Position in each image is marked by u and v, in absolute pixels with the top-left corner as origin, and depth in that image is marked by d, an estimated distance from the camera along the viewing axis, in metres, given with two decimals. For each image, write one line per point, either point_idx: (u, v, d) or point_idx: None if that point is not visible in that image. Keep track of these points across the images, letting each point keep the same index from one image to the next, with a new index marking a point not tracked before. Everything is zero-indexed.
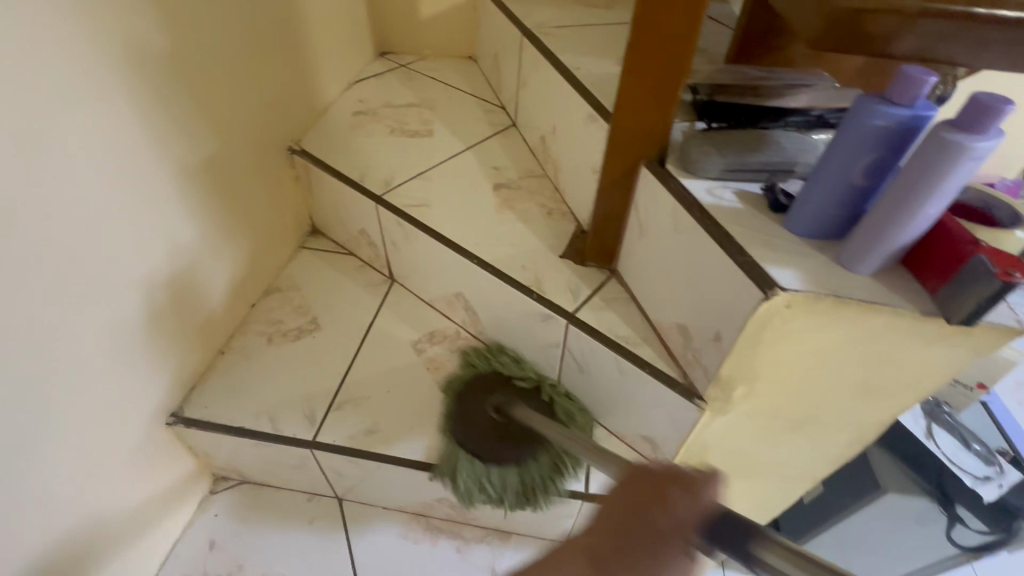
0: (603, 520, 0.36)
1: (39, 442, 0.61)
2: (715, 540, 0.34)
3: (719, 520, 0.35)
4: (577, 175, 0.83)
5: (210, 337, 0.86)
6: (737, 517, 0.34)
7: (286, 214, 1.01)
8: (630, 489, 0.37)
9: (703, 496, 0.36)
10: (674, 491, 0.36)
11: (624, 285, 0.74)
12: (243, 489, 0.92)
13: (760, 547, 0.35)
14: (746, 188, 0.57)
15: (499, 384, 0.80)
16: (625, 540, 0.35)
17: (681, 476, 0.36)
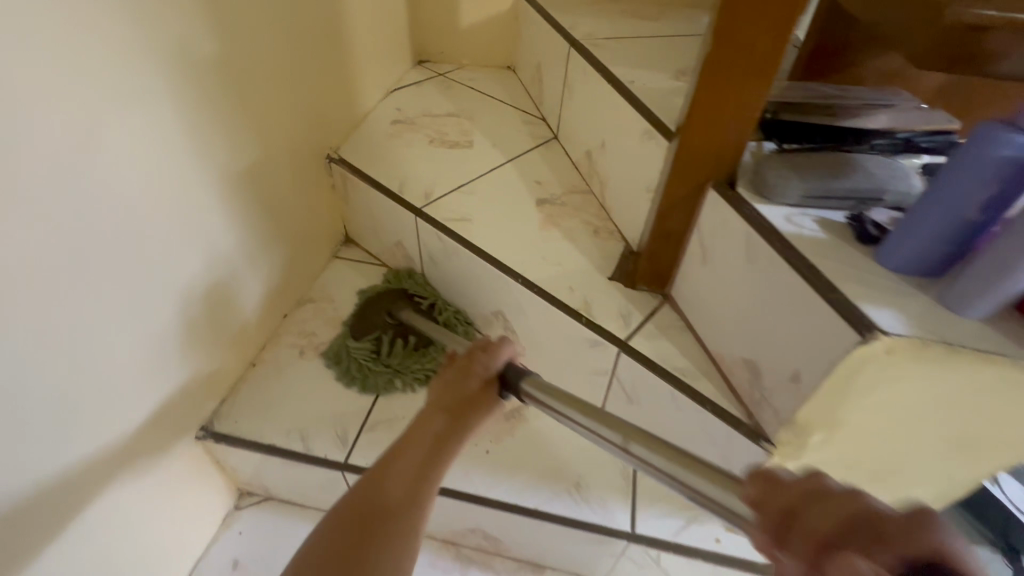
0: (436, 388, 0.52)
1: (69, 458, 0.59)
2: (506, 384, 0.51)
3: (507, 368, 0.51)
4: (629, 193, 0.79)
5: (242, 348, 0.84)
6: (516, 366, 0.51)
7: (321, 224, 0.98)
8: (458, 362, 0.54)
9: (502, 354, 0.53)
10: (474, 354, 0.53)
11: (678, 312, 0.70)
12: (268, 506, 0.89)
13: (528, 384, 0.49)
14: (828, 216, 0.53)
15: (400, 297, 0.93)
16: (455, 390, 0.51)
17: (485, 344, 0.54)
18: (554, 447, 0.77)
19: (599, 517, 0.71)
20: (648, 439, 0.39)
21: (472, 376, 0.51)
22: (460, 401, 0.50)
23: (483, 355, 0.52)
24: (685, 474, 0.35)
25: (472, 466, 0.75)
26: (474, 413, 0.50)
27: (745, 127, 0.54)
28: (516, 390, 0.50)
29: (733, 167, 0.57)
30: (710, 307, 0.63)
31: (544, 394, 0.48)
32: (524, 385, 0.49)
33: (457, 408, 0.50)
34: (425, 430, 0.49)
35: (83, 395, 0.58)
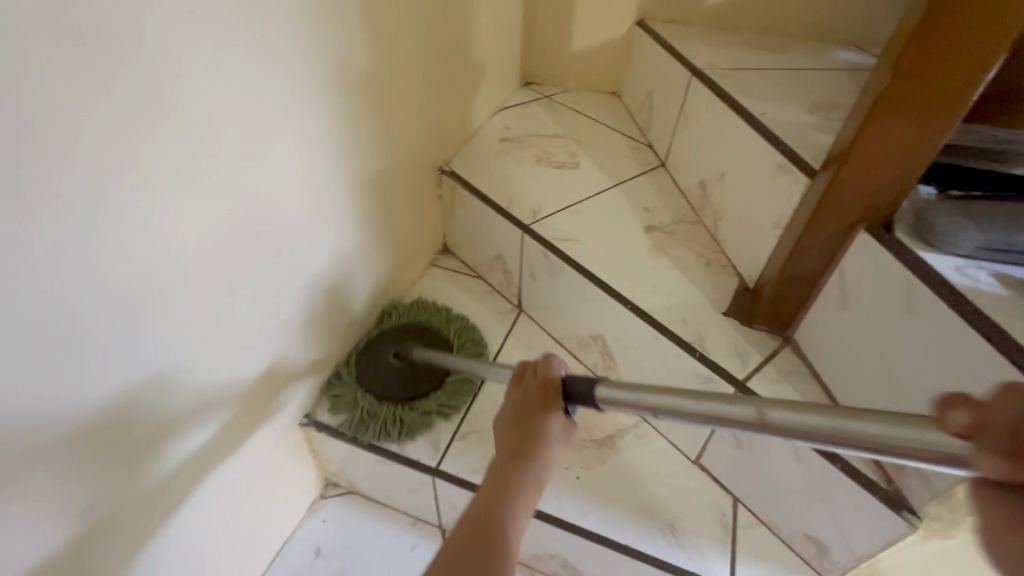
0: (503, 414, 0.50)
1: (213, 425, 0.65)
2: (574, 400, 0.48)
3: (571, 381, 0.48)
4: (750, 227, 0.76)
5: (347, 344, 0.88)
6: (573, 378, 0.49)
7: (425, 232, 1.02)
8: (516, 395, 0.50)
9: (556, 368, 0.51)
10: (526, 373, 0.52)
11: (801, 357, 0.66)
12: (351, 500, 0.91)
13: (602, 385, 0.46)
14: (1006, 271, 0.49)
15: (402, 335, 0.88)
16: (520, 417, 0.48)
17: (536, 364, 0.52)
18: (648, 483, 0.74)
19: (696, 565, 0.67)
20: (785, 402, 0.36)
21: (533, 393, 0.49)
22: (528, 425, 0.47)
23: (538, 372, 0.51)
24: (852, 424, 0.32)
25: (566, 492, 0.73)
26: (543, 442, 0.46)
27: (914, 168, 0.51)
28: (590, 399, 0.47)
29: (889, 209, 0.54)
30: (844, 356, 0.59)
31: (625, 390, 0.46)
32: (597, 389, 0.46)
33: (528, 436, 0.46)
34: (501, 466, 0.45)
35: (229, 371, 0.65)
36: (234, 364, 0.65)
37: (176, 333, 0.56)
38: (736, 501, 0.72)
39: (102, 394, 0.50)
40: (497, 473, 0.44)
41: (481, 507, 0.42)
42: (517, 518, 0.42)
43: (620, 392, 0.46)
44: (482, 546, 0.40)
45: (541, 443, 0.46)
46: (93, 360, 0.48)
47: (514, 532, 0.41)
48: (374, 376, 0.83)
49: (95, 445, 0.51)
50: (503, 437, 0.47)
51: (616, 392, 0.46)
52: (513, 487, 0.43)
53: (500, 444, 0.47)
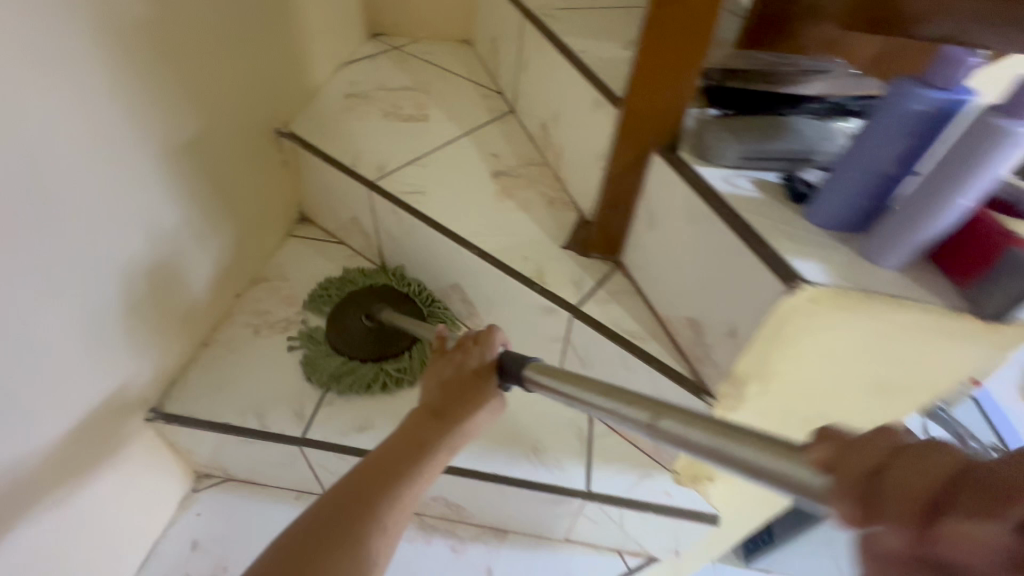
0: (431, 377, 0.50)
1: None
2: (504, 375, 0.47)
3: (504, 358, 0.47)
4: (583, 163, 0.80)
5: (193, 327, 0.82)
6: (512, 355, 0.47)
7: (273, 201, 0.96)
8: (447, 359, 0.50)
9: (497, 342, 0.50)
10: (468, 342, 0.51)
11: (629, 278, 0.72)
12: (228, 487, 0.87)
13: (525, 366, 0.46)
14: (763, 177, 0.55)
15: (371, 297, 0.86)
16: (446, 382, 0.48)
17: (479, 334, 0.50)
18: (513, 415, 0.79)
19: (558, 479, 0.73)
20: (681, 412, 0.32)
21: (466, 362, 0.49)
22: (452, 389, 0.47)
23: (477, 343, 0.49)
24: (734, 448, 0.28)
25: None
26: (461, 412, 0.46)
27: (685, 93, 0.56)
28: (516, 376, 0.46)
29: (675, 134, 0.59)
30: (656, 270, 0.65)
31: (546, 374, 0.44)
32: (524, 370, 0.45)
33: (448, 404, 0.46)
34: (412, 423, 0.45)
35: (4, 395, 0.56)
36: (10, 388, 0.56)
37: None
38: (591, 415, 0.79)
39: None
40: (411, 429, 0.44)
41: (390, 455, 0.42)
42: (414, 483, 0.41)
43: (540, 378, 0.44)
44: (388, 494, 0.40)
45: (461, 411, 0.46)
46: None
47: (412, 488, 0.41)
48: (338, 334, 0.82)
49: None
50: (430, 391, 0.48)
51: (535, 376, 0.45)
52: (427, 438, 0.44)
53: (423, 399, 0.48)
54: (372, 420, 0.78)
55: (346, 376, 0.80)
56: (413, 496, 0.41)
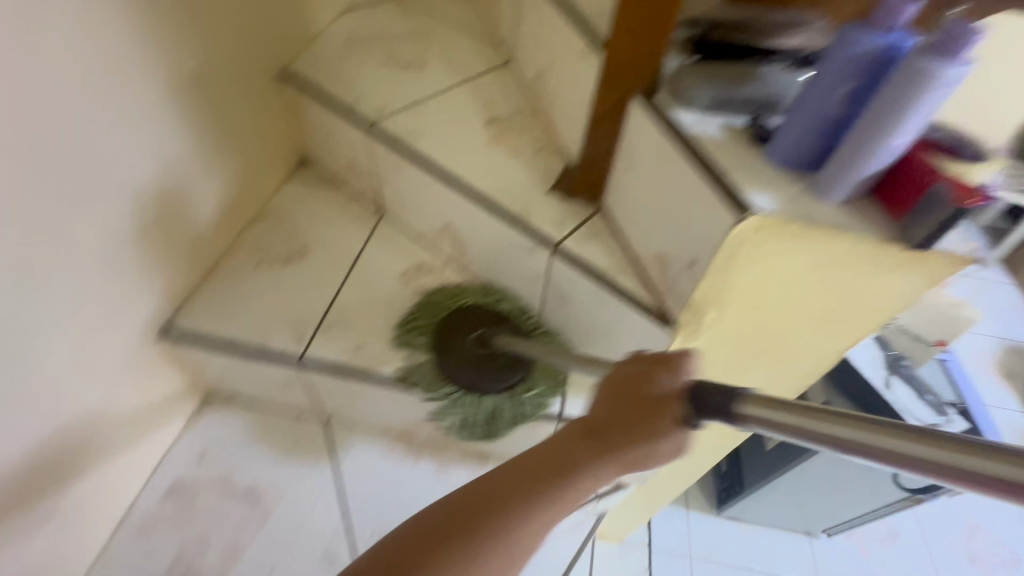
0: (599, 389, 0.45)
1: (23, 355, 0.62)
2: (699, 410, 0.39)
3: (698, 390, 0.40)
4: (570, 110, 0.83)
5: (199, 255, 0.87)
6: (709, 387, 0.39)
7: (275, 142, 1.00)
8: (617, 372, 0.44)
9: (684, 373, 0.42)
10: (651, 363, 0.43)
11: (607, 220, 0.77)
12: (232, 408, 0.94)
13: (740, 400, 0.37)
14: (731, 121, 0.59)
15: (472, 320, 0.84)
16: (612, 401, 0.43)
17: (666, 358, 0.43)
18: None
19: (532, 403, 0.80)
20: (964, 443, 0.29)
21: (640, 386, 0.42)
22: (626, 410, 0.42)
23: (658, 370, 0.42)
24: (811, 422, 0.35)
25: (421, 361, 0.84)
26: (622, 446, 0.41)
27: (661, 39, 0.60)
28: (725, 413, 0.38)
29: (654, 75, 0.63)
30: (630, 210, 0.70)
31: (777, 409, 0.36)
32: (740, 405, 0.37)
33: (607, 433, 0.41)
34: (563, 440, 0.42)
35: (30, 298, 0.61)
36: (35, 292, 0.61)
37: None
38: None
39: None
40: (563, 445, 0.42)
41: (530, 464, 0.41)
42: (550, 510, 0.40)
43: (762, 411, 0.37)
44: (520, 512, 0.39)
45: (626, 439, 0.41)
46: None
47: (544, 515, 0.39)
48: (445, 365, 0.81)
49: None
50: (595, 406, 0.44)
51: (757, 410, 0.37)
52: (574, 464, 0.41)
53: (583, 412, 0.44)
54: (365, 345, 0.84)
55: (487, 410, 0.81)
56: (546, 524, 0.40)
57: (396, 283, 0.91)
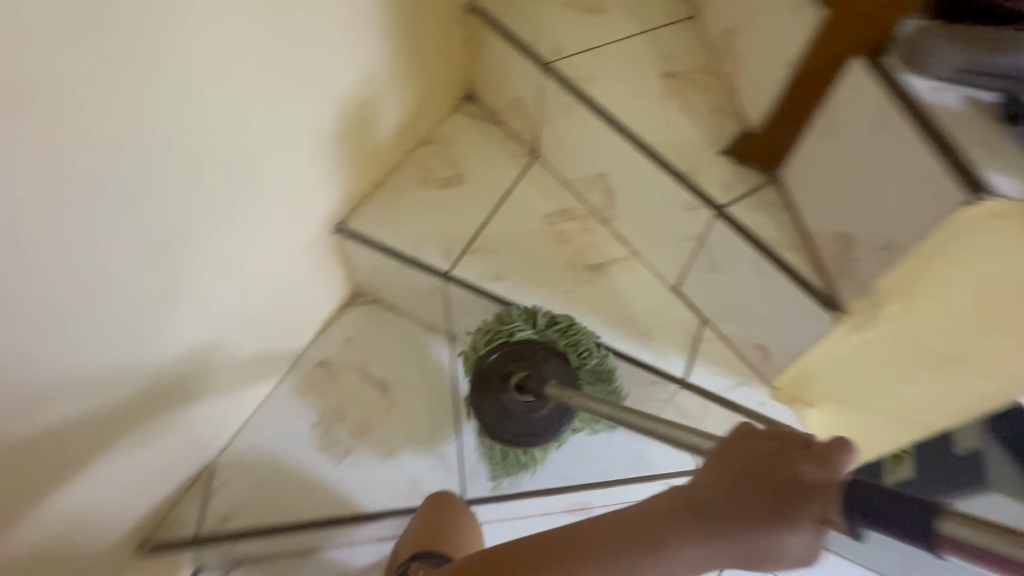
0: (716, 464, 0.41)
1: (245, 223, 0.74)
2: (852, 515, 0.32)
3: (849, 489, 0.33)
4: (764, 71, 0.77)
5: (374, 167, 0.96)
6: (864, 486, 0.32)
7: (449, 72, 1.05)
8: (733, 454, 0.40)
9: (834, 467, 0.34)
10: (789, 449, 0.37)
11: (782, 192, 0.72)
12: (375, 308, 1.05)
13: (942, 524, 0.30)
14: (975, 96, 0.53)
15: (527, 367, 0.78)
16: (721, 483, 0.39)
17: (809, 448, 0.36)
18: (627, 301, 0.87)
19: (657, 362, 0.82)
20: None
21: (762, 478, 0.37)
22: (740, 500, 0.38)
23: (799, 465, 0.36)
24: None
25: (555, 300, 0.87)
26: (731, 537, 0.38)
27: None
28: (908, 532, 0.31)
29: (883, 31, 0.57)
30: (815, 182, 0.65)
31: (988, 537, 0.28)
32: (945, 527, 0.30)
33: (713, 519, 0.39)
34: (653, 512, 0.43)
35: (254, 176, 0.72)
36: (258, 171, 0.72)
37: (203, 119, 0.61)
38: (703, 322, 0.84)
39: (136, 158, 0.56)
40: (662, 513, 0.42)
41: (625, 523, 0.44)
42: (639, 566, 0.43)
43: (988, 542, 0.28)
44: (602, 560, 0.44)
45: (732, 524, 0.38)
46: (128, 115, 0.53)
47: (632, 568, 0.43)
48: (487, 405, 0.79)
49: (157, 206, 0.60)
50: (705, 475, 0.41)
51: (963, 534, 0.29)
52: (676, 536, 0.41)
53: (693, 481, 0.42)
54: (504, 274, 0.89)
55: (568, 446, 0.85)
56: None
57: (540, 223, 0.94)
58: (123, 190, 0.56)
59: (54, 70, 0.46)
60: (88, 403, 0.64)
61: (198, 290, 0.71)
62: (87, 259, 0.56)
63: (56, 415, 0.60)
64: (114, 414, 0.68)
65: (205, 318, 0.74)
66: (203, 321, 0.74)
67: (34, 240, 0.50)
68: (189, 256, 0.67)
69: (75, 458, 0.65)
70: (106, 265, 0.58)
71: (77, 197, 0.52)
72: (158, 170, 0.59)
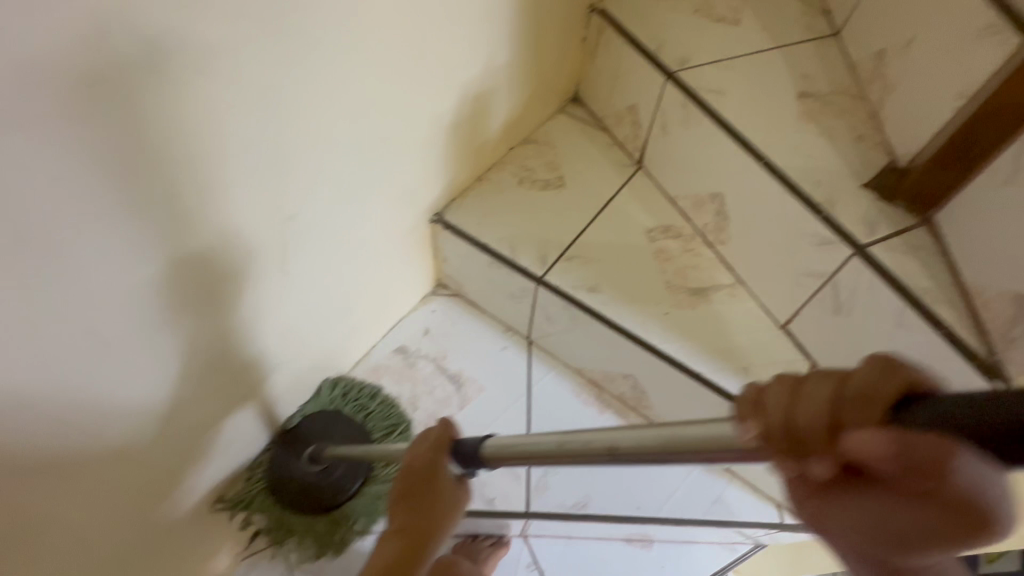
0: (394, 488, 0.55)
1: (358, 203, 0.75)
2: (462, 459, 0.54)
3: (456, 447, 0.54)
4: (926, 100, 0.69)
5: (476, 161, 0.95)
6: (461, 442, 0.54)
7: (560, 72, 1.01)
8: (407, 474, 0.54)
9: (439, 443, 0.55)
10: (420, 442, 0.56)
11: (935, 239, 0.67)
12: (453, 301, 1.04)
13: (486, 447, 0.52)
14: None
15: (296, 444, 0.85)
16: (405, 495, 0.53)
17: (429, 433, 0.56)
18: (729, 334, 0.81)
19: None
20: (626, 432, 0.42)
21: (421, 466, 0.54)
22: (426, 506, 0.53)
23: (428, 443, 0.55)
24: (582, 436, 0.45)
25: (653, 322, 0.83)
26: (433, 526, 0.52)
27: None
28: (478, 454, 0.53)
29: None
30: (983, 234, 0.62)
31: (510, 447, 0.50)
32: (484, 445, 0.52)
33: (415, 527, 0.52)
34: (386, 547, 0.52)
35: (376, 158, 0.73)
36: (382, 154, 0.73)
37: (352, 85, 0.63)
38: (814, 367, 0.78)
39: (297, 108, 0.58)
40: (393, 549, 0.52)
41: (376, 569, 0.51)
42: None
43: (511, 447, 0.50)
44: None
45: (429, 517, 0.52)
46: (299, 67, 0.56)
47: None
48: (283, 484, 0.84)
49: (288, 176, 0.62)
50: (395, 501, 0.54)
51: (501, 450, 0.51)
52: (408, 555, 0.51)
53: (392, 513, 0.54)
54: (600, 286, 0.85)
55: (324, 524, 0.85)
56: None
57: (642, 238, 0.90)
58: (265, 158, 0.58)
59: (234, 35, 0.48)
60: (216, 342, 0.66)
61: (306, 262, 0.72)
62: (230, 212, 0.57)
63: (186, 349, 0.62)
64: (232, 354, 0.70)
65: (304, 290, 0.75)
66: (306, 291, 0.75)
67: (206, 174, 0.53)
68: (305, 228, 0.68)
69: (195, 395, 0.67)
70: (243, 220, 0.59)
71: (247, 138, 0.55)
72: (298, 142, 0.60)
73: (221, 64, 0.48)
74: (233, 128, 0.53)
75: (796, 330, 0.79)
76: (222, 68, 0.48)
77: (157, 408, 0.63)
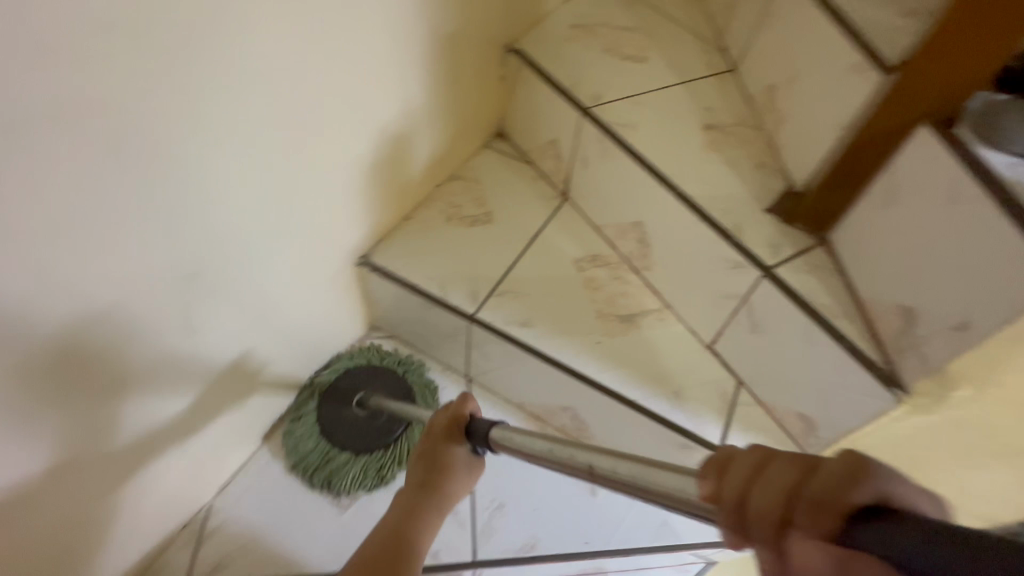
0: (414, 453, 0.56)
1: (271, 252, 0.71)
2: (475, 440, 0.54)
3: (474, 422, 0.54)
4: (812, 131, 0.75)
5: (402, 200, 0.93)
6: (479, 421, 0.54)
7: (482, 110, 1.03)
8: (426, 444, 0.56)
9: (462, 410, 0.56)
10: (441, 413, 0.57)
11: (832, 257, 0.73)
12: (389, 342, 1.00)
13: (496, 429, 0.51)
14: None
15: (338, 394, 0.88)
16: (426, 456, 0.55)
17: (450, 407, 0.57)
18: (658, 358, 0.83)
19: (690, 424, 0.78)
20: (609, 453, 0.42)
21: (441, 433, 0.55)
22: (443, 461, 0.54)
23: (449, 412, 0.56)
24: (571, 451, 0.45)
25: (585, 351, 0.83)
26: (447, 488, 0.54)
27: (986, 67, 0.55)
28: (486, 438, 0.52)
29: (954, 106, 0.59)
30: (871, 251, 0.67)
31: (510, 437, 0.50)
32: (492, 431, 0.52)
33: (430, 487, 0.54)
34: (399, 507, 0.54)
35: (288, 205, 0.70)
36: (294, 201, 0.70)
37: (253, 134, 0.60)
38: (739, 384, 0.81)
39: (189, 162, 0.55)
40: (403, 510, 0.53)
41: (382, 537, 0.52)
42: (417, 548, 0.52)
43: (512, 437, 0.50)
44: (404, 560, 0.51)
45: (446, 477, 0.54)
46: (188, 119, 0.52)
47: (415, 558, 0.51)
48: (334, 429, 0.86)
49: (186, 230, 0.58)
50: (413, 465, 0.55)
51: (506, 438, 0.50)
52: (418, 520, 0.53)
53: (410, 474, 0.55)
54: (532, 320, 0.85)
55: (361, 471, 0.86)
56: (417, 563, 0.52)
57: (570, 268, 0.91)
58: (154, 213, 0.54)
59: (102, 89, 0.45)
60: (107, 411, 0.60)
61: (214, 317, 0.67)
62: (114, 274, 0.53)
63: (68, 423, 0.57)
64: (131, 422, 0.64)
65: (215, 345, 0.70)
66: (216, 349, 0.70)
67: (78, 235, 0.48)
68: (210, 283, 0.64)
69: (82, 471, 0.61)
70: (132, 281, 0.55)
71: (130, 195, 0.51)
72: (193, 195, 0.57)
73: (87, 121, 0.45)
74: (106, 186, 0.48)
75: (721, 349, 0.82)
76: (88, 125, 0.45)
77: (34, 492, 0.57)
